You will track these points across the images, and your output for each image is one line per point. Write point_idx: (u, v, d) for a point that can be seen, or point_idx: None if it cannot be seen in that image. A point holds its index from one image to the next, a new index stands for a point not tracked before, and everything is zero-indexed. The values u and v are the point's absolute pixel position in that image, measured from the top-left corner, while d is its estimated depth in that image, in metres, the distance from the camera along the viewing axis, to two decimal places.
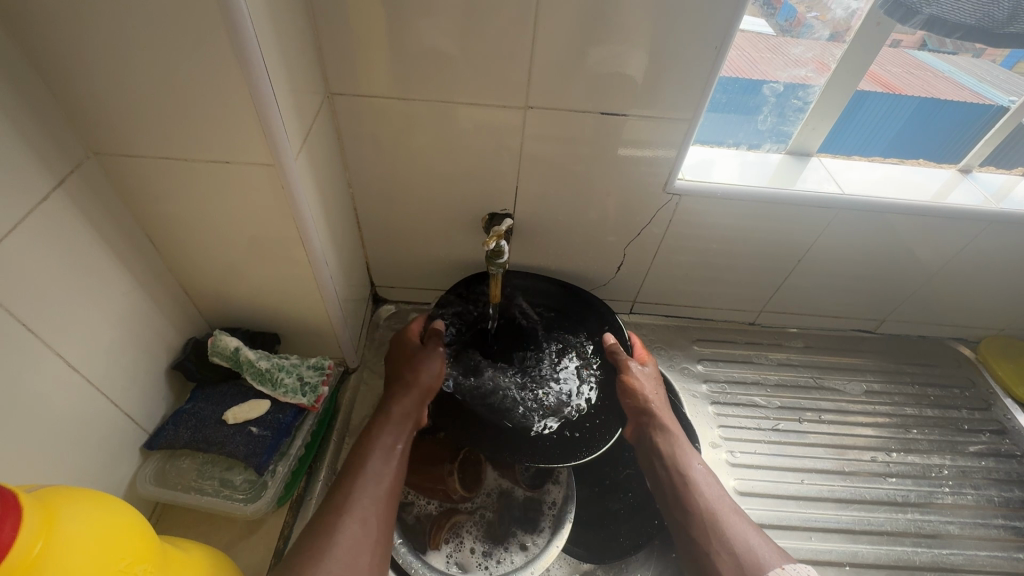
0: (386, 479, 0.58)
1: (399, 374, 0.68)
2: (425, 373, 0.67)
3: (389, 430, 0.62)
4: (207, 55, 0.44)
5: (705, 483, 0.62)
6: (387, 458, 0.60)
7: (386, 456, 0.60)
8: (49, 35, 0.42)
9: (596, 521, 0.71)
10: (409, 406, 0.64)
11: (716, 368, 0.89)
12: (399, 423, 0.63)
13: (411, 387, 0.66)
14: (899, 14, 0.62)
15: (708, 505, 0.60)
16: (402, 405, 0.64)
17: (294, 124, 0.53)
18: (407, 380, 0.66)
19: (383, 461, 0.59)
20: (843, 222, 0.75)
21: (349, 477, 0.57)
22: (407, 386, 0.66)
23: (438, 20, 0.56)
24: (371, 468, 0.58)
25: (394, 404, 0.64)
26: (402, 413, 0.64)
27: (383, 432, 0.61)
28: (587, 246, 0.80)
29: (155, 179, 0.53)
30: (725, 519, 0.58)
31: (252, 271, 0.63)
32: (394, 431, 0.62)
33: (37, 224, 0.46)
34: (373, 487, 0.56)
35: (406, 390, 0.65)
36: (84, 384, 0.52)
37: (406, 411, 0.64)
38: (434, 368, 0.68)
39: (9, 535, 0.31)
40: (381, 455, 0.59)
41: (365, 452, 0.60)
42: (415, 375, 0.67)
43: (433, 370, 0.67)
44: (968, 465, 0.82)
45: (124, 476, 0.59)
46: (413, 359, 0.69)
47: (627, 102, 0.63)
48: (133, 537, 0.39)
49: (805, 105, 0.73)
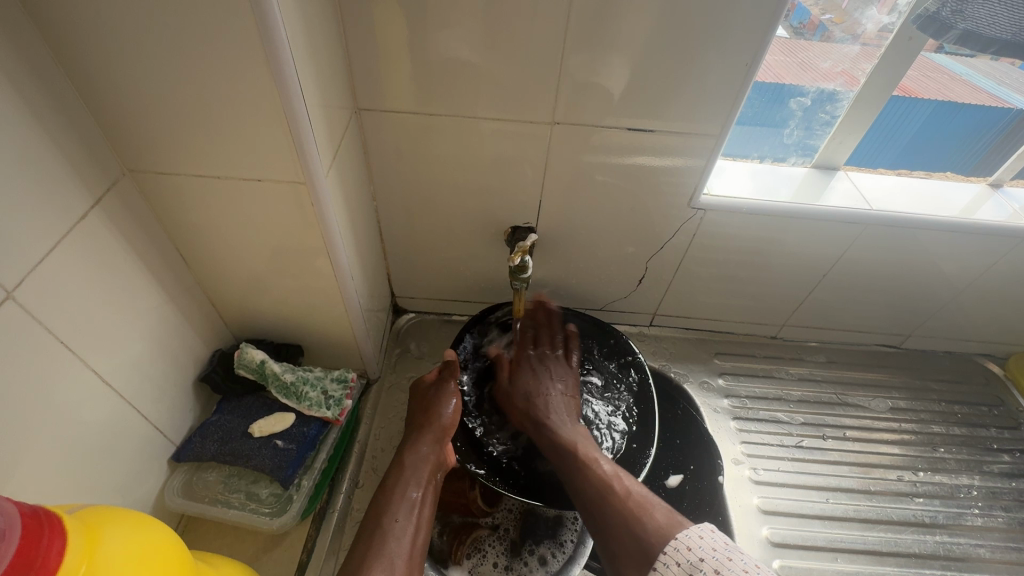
0: (410, 534, 0.58)
1: (417, 420, 0.68)
2: (440, 414, 0.67)
3: (411, 481, 0.62)
4: (245, 77, 0.44)
5: (593, 468, 0.62)
6: (411, 510, 0.59)
7: (408, 509, 0.59)
8: (91, 57, 0.43)
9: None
10: (428, 451, 0.65)
11: (737, 383, 0.88)
12: (420, 471, 0.63)
13: (428, 432, 0.66)
14: (934, 29, 0.61)
15: (601, 487, 0.60)
16: (422, 451, 0.64)
17: (324, 142, 0.53)
18: (424, 425, 0.67)
19: (407, 516, 0.59)
20: (870, 238, 0.74)
21: (374, 535, 0.57)
22: (423, 429, 0.66)
23: (468, 36, 0.57)
24: (395, 523, 0.58)
25: (413, 453, 0.64)
26: (421, 459, 0.64)
27: (405, 484, 0.61)
28: (609, 259, 0.80)
29: (188, 195, 0.53)
30: (615, 497, 0.58)
31: (278, 284, 0.64)
32: (415, 481, 0.62)
33: (75, 243, 0.46)
34: (397, 544, 0.56)
35: (425, 435, 0.66)
36: (117, 398, 0.53)
37: (427, 457, 0.64)
38: (448, 408, 0.68)
39: (56, 558, 0.31)
40: (402, 506, 0.59)
41: (387, 507, 0.59)
42: (432, 417, 0.67)
43: (448, 410, 0.68)
44: (997, 485, 0.80)
45: (153, 488, 0.59)
46: (429, 402, 0.69)
47: (654, 117, 0.63)
48: (170, 558, 0.39)
49: (833, 119, 0.72)
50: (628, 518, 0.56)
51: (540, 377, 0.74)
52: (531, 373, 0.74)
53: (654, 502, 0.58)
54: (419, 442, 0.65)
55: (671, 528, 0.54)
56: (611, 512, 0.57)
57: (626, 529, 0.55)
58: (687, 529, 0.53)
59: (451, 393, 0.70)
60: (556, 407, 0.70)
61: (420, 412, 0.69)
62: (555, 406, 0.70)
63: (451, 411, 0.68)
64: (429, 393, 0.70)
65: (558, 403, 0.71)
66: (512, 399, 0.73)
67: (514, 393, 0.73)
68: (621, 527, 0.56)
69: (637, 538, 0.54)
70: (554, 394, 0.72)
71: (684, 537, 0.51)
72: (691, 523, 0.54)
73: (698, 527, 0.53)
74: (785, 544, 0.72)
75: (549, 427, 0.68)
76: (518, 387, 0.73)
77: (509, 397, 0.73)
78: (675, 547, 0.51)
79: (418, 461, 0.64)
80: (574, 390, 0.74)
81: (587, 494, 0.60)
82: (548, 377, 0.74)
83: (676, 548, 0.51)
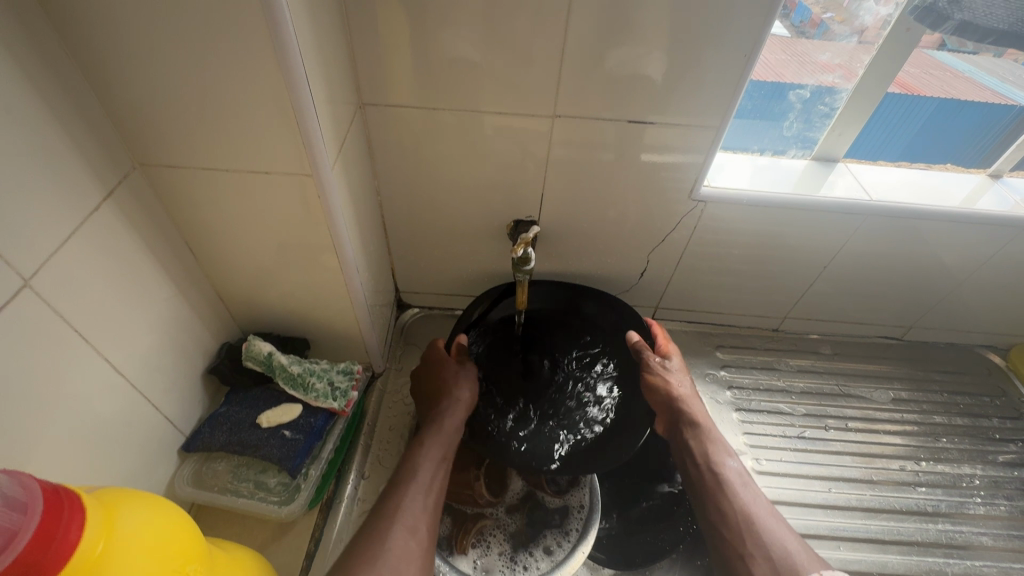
0: (433, 489, 0.59)
1: (433, 395, 0.70)
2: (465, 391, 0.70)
3: (436, 442, 0.63)
4: (252, 69, 0.45)
5: (737, 483, 0.63)
6: (435, 468, 0.61)
7: (431, 463, 0.61)
8: (104, 52, 0.44)
9: (625, 496, 0.75)
10: (450, 418, 0.66)
11: (740, 375, 0.88)
12: (445, 435, 0.64)
13: (450, 405, 0.68)
14: (932, 19, 0.62)
15: (742, 503, 0.61)
16: (446, 420, 0.66)
17: (330, 135, 0.54)
18: (446, 398, 0.68)
19: (431, 473, 0.60)
20: (870, 229, 0.75)
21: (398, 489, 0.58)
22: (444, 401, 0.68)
23: (470, 28, 0.57)
24: (420, 479, 0.59)
25: (438, 420, 0.66)
26: (447, 426, 0.65)
27: (431, 441, 0.63)
28: (611, 252, 0.80)
29: (197, 189, 0.55)
30: (762, 522, 0.59)
31: (285, 277, 0.65)
32: (440, 442, 0.63)
33: (89, 234, 0.48)
34: (422, 495, 0.57)
35: (447, 405, 0.67)
36: (128, 387, 0.54)
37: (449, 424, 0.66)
38: (468, 386, 0.70)
39: (77, 533, 0.33)
40: (426, 460, 0.61)
41: (410, 463, 0.61)
42: (451, 392, 0.69)
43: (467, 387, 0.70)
44: (999, 475, 0.81)
45: (164, 477, 0.60)
46: (446, 379, 0.71)
47: (653, 110, 0.63)
48: (183, 537, 0.40)
49: (832, 111, 0.72)
50: (755, 540, 0.57)
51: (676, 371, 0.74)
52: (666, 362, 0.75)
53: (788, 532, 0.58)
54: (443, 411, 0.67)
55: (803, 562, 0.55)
56: (744, 529, 0.58)
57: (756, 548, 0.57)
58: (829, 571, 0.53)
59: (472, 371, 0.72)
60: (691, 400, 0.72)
61: (437, 388, 0.70)
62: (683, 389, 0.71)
63: (468, 389, 0.70)
64: (444, 372, 0.71)
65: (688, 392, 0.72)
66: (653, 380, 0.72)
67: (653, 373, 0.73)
68: (753, 548, 0.57)
69: (772, 567, 0.55)
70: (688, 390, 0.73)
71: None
72: (833, 568, 0.54)
73: None
74: None
75: (690, 410, 0.69)
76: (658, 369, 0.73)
77: (650, 379, 0.72)
78: None
79: (443, 425, 0.65)
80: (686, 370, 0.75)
81: (717, 493, 0.62)
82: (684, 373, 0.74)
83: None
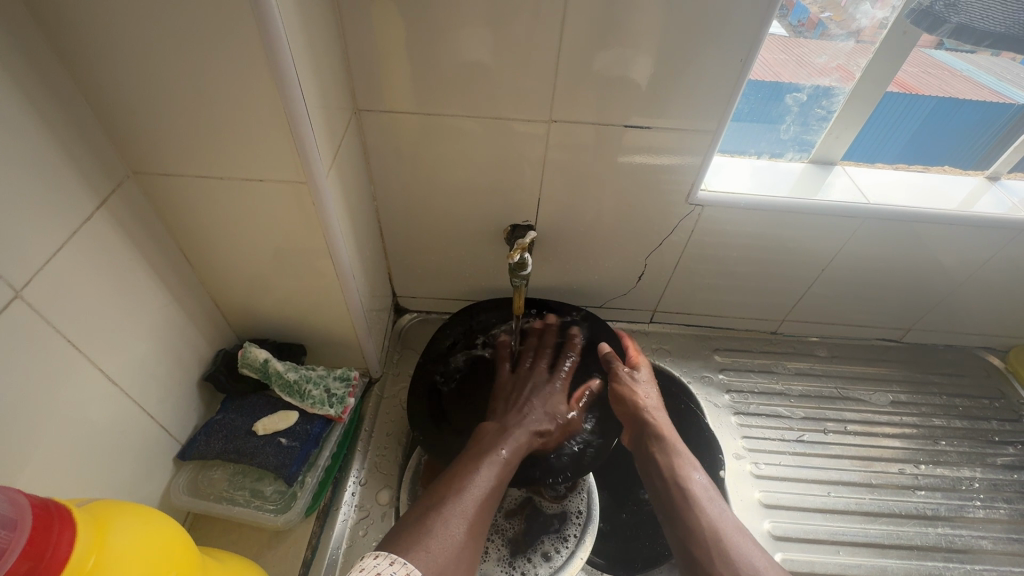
0: (488, 492, 0.60)
1: (514, 403, 0.71)
2: (548, 411, 0.71)
3: (509, 451, 0.65)
4: (245, 76, 0.45)
5: (704, 498, 0.65)
6: (496, 473, 0.62)
7: (496, 471, 0.62)
8: (95, 60, 0.44)
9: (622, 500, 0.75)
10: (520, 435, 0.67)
11: (739, 378, 0.88)
12: (518, 447, 0.66)
13: (534, 420, 0.69)
14: (927, 22, 0.61)
15: (708, 519, 0.62)
16: (522, 431, 0.67)
17: (324, 141, 0.54)
18: (525, 413, 0.70)
19: (491, 476, 0.62)
20: (868, 231, 0.75)
21: (455, 484, 0.60)
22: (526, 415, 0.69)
23: (465, 33, 0.57)
24: (480, 479, 0.61)
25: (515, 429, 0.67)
26: (522, 438, 0.67)
27: (501, 450, 0.65)
28: (609, 256, 0.80)
29: (191, 197, 0.54)
30: (728, 537, 0.61)
31: (281, 284, 0.64)
32: (512, 452, 0.65)
33: (81, 244, 0.47)
34: (476, 494, 0.59)
35: (528, 418, 0.69)
36: (123, 396, 0.54)
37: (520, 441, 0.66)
38: (558, 408, 0.72)
39: (66, 549, 0.32)
40: (492, 468, 0.63)
41: (476, 463, 0.63)
42: (536, 407, 0.71)
43: (558, 410, 0.72)
44: (999, 478, 0.80)
45: (160, 486, 0.60)
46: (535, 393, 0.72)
47: (649, 115, 0.63)
48: (175, 549, 0.40)
49: (829, 114, 0.72)
50: (723, 556, 0.59)
51: (641, 384, 0.76)
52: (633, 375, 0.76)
53: (752, 548, 0.60)
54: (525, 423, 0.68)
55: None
56: (710, 543, 0.60)
57: (724, 563, 0.59)
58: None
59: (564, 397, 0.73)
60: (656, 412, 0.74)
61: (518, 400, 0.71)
62: (647, 402, 0.74)
63: (552, 413, 0.71)
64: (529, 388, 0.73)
65: (654, 404, 0.75)
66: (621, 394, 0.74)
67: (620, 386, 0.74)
68: (721, 564, 0.59)
69: None
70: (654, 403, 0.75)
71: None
72: None
73: None
74: (787, 537, 0.72)
75: (655, 422, 0.72)
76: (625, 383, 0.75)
77: (619, 390, 0.74)
78: None
79: (516, 440, 0.66)
80: (654, 383, 0.77)
81: (684, 507, 0.64)
82: (648, 384, 0.76)
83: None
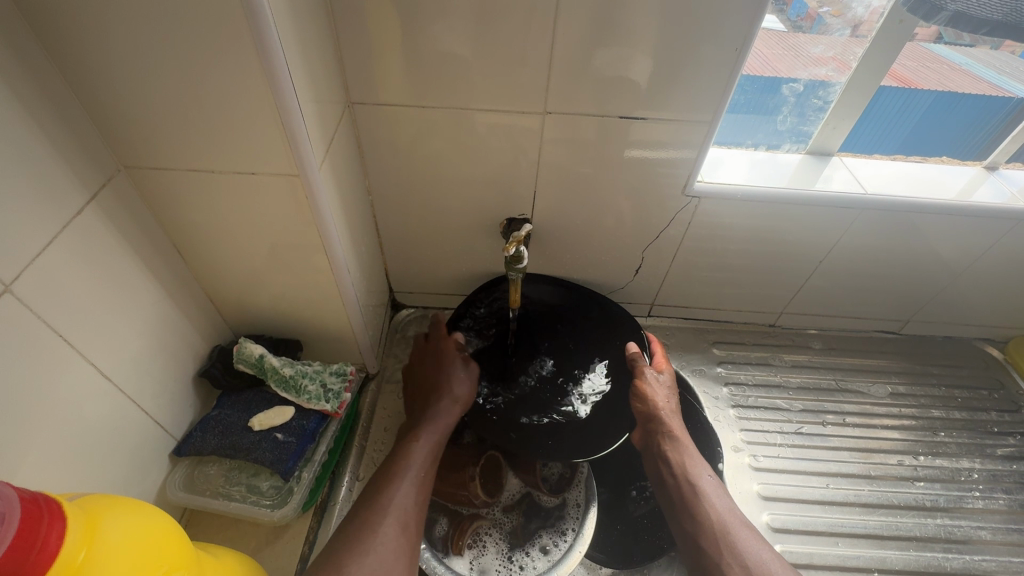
0: (419, 486, 0.60)
1: (428, 388, 0.71)
2: (456, 394, 0.70)
3: (425, 437, 0.65)
4: (236, 70, 0.45)
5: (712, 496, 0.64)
6: (423, 464, 0.62)
7: (420, 464, 0.62)
8: (80, 52, 0.43)
9: (620, 493, 0.75)
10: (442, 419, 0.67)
11: (737, 371, 0.88)
12: (435, 431, 0.66)
13: (444, 399, 0.69)
14: (923, 11, 0.60)
15: (718, 516, 0.62)
16: (438, 416, 0.67)
17: (316, 133, 0.53)
18: (439, 397, 0.69)
19: (418, 468, 0.61)
20: (866, 222, 0.74)
21: (382, 483, 0.59)
22: (439, 397, 0.69)
23: (456, 24, 0.56)
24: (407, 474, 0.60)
25: (429, 416, 0.67)
26: (437, 423, 0.67)
27: (422, 446, 0.64)
28: (605, 249, 0.80)
29: (183, 191, 0.54)
30: (736, 533, 0.60)
31: (275, 279, 0.64)
32: (428, 438, 0.65)
33: (72, 239, 0.47)
34: (405, 491, 0.58)
35: (441, 400, 0.69)
36: (116, 393, 0.53)
37: (440, 425, 0.67)
38: (462, 379, 0.71)
39: (56, 543, 0.32)
40: (415, 463, 0.62)
41: (398, 459, 0.62)
42: (445, 386, 0.70)
43: (462, 381, 0.71)
44: (998, 468, 0.80)
45: (155, 483, 0.60)
46: (441, 372, 0.72)
47: (643, 106, 0.63)
48: (167, 544, 0.40)
49: (826, 105, 0.72)
50: (731, 548, 0.59)
51: (660, 385, 0.73)
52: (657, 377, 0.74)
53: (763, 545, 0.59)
54: (434, 408, 0.68)
55: (775, 566, 0.57)
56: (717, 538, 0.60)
57: (733, 557, 0.58)
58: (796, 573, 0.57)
59: (466, 374, 0.72)
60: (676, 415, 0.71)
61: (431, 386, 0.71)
62: (669, 404, 0.72)
63: (466, 389, 0.71)
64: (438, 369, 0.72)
65: (674, 406, 0.73)
66: (644, 397, 0.72)
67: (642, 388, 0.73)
68: (730, 559, 0.58)
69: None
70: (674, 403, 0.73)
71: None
72: None
73: None
74: (785, 529, 0.72)
75: (668, 424, 0.70)
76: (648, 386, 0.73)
77: (642, 389, 0.73)
78: None
79: (436, 430, 0.66)
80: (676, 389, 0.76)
81: (691, 506, 0.63)
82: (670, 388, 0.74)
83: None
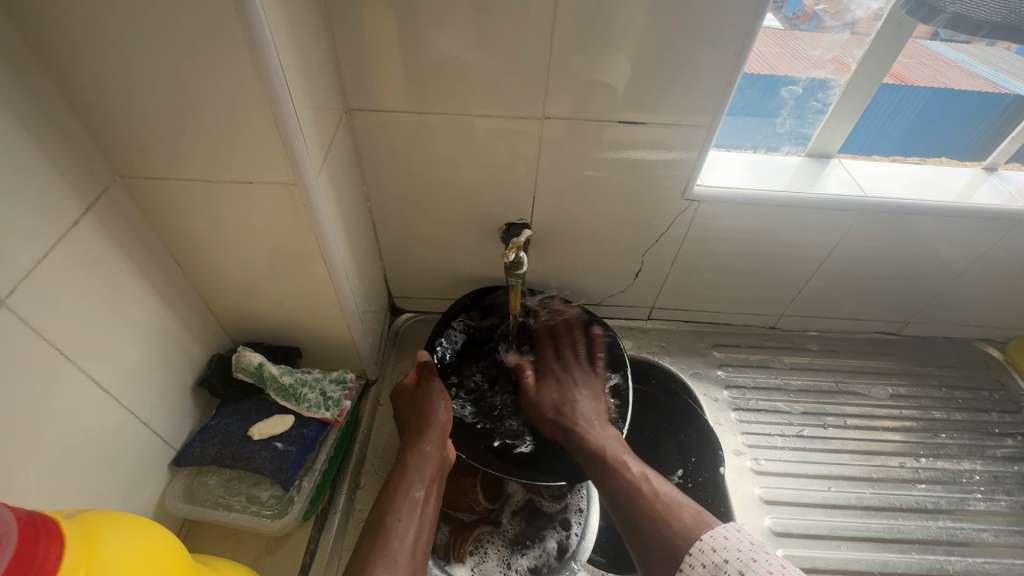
0: (412, 533, 0.59)
1: (412, 423, 0.68)
2: (442, 425, 0.67)
3: (414, 480, 0.63)
4: (232, 78, 0.44)
5: (624, 470, 0.63)
6: (414, 509, 0.60)
7: (412, 510, 0.60)
8: (74, 61, 0.43)
9: None
10: (432, 450, 0.65)
11: (738, 374, 0.88)
12: (423, 470, 0.63)
13: (429, 433, 0.65)
14: (921, 13, 0.60)
15: (631, 495, 0.61)
16: (426, 451, 0.65)
17: (314, 141, 0.53)
18: (422, 432, 0.66)
19: (409, 515, 0.60)
20: (867, 224, 0.74)
21: (375, 538, 0.58)
22: (423, 429, 0.66)
23: (454, 29, 0.56)
24: (399, 524, 0.59)
25: (417, 454, 0.64)
26: (426, 460, 0.64)
27: (414, 491, 0.62)
28: (605, 253, 0.79)
29: (179, 200, 0.53)
30: (648, 501, 0.59)
31: (274, 287, 0.64)
32: (419, 479, 0.63)
33: (69, 252, 0.47)
34: (399, 543, 0.57)
35: (427, 435, 0.65)
36: (114, 404, 0.53)
37: (430, 456, 0.64)
38: (441, 406, 0.68)
39: (54, 563, 0.32)
40: (407, 512, 0.60)
41: (390, 507, 0.60)
42: (427, 418, 0.67)
43: (441, 407, 0.67)
44: (999, 470, 0.80)
45: (154, 493, 0.60)
46: (421, 405, 0.69)
47: (643, 110, 0.62)
48: (166, 560, 0.39)
49: (825, 107, 0.71)
50: (653, 518, 0.58)
51: (551, 388, 0.74)
52: (554, 382, 0.74)
53: (683, 502, 0.59)
54: (421, 442, 0.65)
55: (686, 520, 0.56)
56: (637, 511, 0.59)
57: (648, 526, 0.58)
58: (712, 529, 0.54)
59: (443, 399, 0.68)
60: (584, 411, 0.70)
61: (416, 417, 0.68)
62: (583, 411, 0.70)
63: (445, 413, 0.68)
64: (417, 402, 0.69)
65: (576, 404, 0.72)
66: (541, 410, 0.72)
67: (540, 402, 0.73)
68: (648, 529, 0.57)
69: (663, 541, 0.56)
70: (579, 399, 0.72)
71: (709, 538, 0.53)
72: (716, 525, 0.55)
73: (721, 529, 0.54)
74: (786, 532, 0.72)
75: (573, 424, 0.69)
76: (542, 397, 0.73)
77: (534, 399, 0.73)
78: (700, 548, 0.53)
79: (425, 468, 0.64)
80: (599, 394, 0.74)
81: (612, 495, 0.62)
82: (572, 385, 0.74)
83: (701, 549, 0.53)
